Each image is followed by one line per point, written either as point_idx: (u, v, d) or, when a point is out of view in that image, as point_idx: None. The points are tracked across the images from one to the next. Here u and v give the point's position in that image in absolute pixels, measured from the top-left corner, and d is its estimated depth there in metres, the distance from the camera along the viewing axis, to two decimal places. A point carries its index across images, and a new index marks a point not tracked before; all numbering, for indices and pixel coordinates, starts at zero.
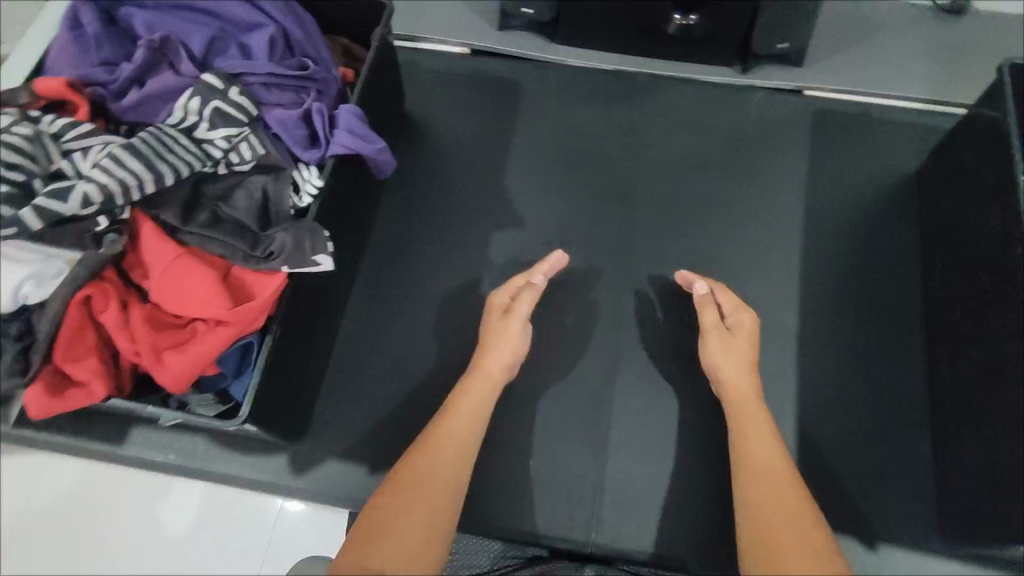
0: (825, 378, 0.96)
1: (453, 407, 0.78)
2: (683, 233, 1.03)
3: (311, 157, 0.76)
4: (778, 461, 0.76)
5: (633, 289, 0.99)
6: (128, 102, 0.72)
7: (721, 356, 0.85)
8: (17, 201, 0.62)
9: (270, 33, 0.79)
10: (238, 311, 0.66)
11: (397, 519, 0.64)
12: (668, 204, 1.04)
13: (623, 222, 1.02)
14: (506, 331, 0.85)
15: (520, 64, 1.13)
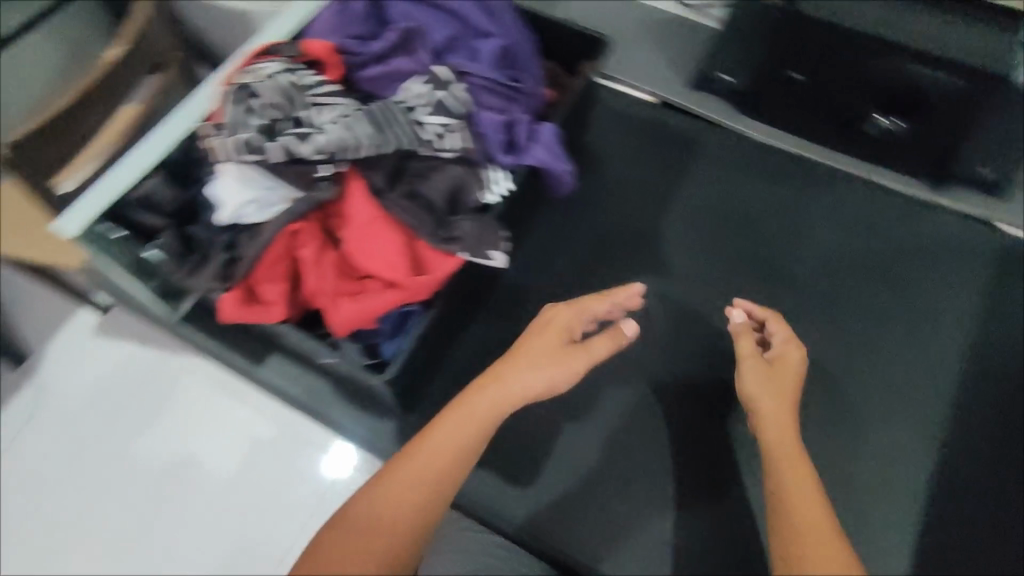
0: (947, 528, 0.88)
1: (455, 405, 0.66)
2: (825, 331, 1.00)
3: (506, 161, 0.84)
4: (797, 460, 0.66)
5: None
6: (372, 75, 0.83)
7: (755, 381, 0.73)
8: (267, 133, 0.73)
9: (500, 45, 0.89)
10: (411, 284, 0.74)
11: (366, 520, 0.58)
12: (817, 297, 1.02)
13: (765, 302, 1.02)
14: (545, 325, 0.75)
15: (703, 124, 1.16)
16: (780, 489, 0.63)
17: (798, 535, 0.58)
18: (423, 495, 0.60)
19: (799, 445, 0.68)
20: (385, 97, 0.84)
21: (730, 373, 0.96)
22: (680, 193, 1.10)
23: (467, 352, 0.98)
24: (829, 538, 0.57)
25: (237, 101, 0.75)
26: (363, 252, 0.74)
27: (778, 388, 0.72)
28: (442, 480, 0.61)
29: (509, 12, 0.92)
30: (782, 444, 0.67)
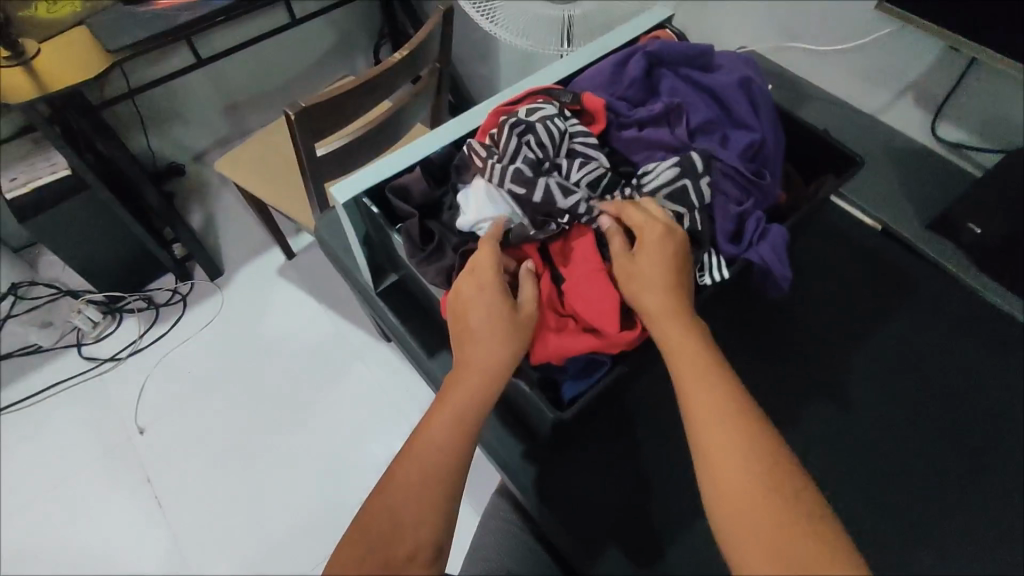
0: None
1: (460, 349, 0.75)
2: (1006, 524, 0.92)
3: (727, 250, 0.86)
4: (710, 408, 0.63)
5: (917, 541, 0.91)
6: (628, 137, 0.88)
7: (639, 275, 0.74)
8: (532, 172, 0.81)
9: (754, 139, 0.90)
10: (614, 335, 0.76)
11: (415, 468, 0.66)
12: (1004, 487, 0.95)
13: (943, 470, 0.96)
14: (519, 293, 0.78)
15: (926, 268, 1.13)
16: (690, 423, 0.64)
17: (714, 472, 0.60)
18: (460, 442, 0.69)
19: (727, 416, 0.63)
20: (632, 160, 0.89)
21: (884, 528, 0.92)
22: (877, 335, 1.08)
23: (623, 416, 1.05)
24: (731, 469, 0.59)
25: (515, 132, 0.82)
26: (577, 294, 0.78)
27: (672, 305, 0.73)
28: (465, 418, 0.70)
29: (771, 111, 0.94)
30: (697, 385, 0.66)
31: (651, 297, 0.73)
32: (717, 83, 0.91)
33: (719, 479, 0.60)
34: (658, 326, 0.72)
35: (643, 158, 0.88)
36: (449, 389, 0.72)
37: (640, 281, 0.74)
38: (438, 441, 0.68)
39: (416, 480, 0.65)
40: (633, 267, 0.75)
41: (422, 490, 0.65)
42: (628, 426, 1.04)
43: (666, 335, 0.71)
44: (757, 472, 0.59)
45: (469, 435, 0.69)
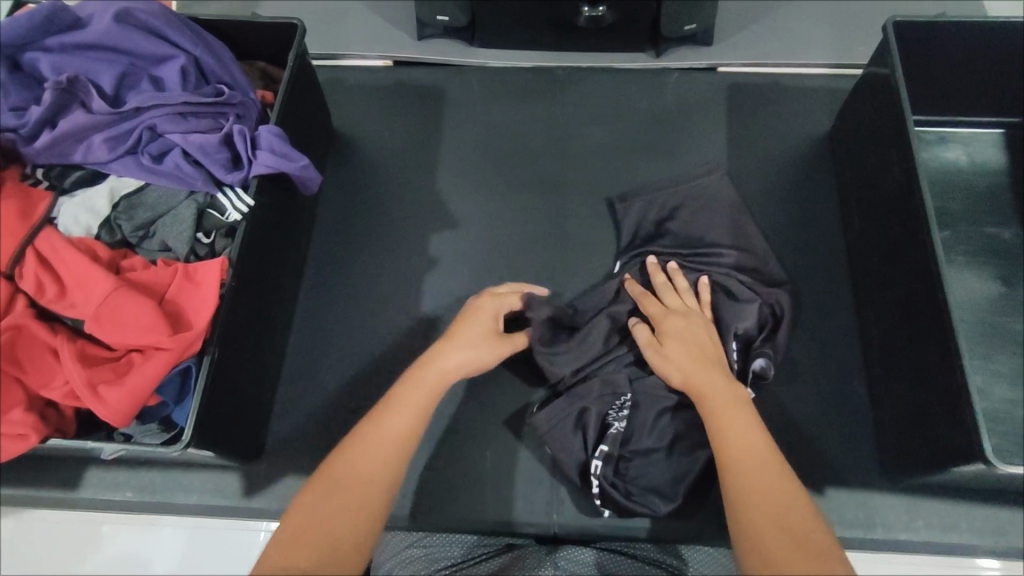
0: None
1: (714, 411, 0.74)
2: (613, 208, 1.06)
3: (234, 179, 0.79)
4: (742, 430, 0.72)
5: (574, 271, 1.01)
6: (42, 144, 0.74)
7: (678, 331, 0.82)
8: (629, 436, 0.85)
9: (182, 63, 0.81)
10: (178, 337, 0.67)
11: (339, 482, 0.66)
12: (597, 187, 1.08)
13: (553, 207, 1.06)
14: (689, 321, 0.84)
15: (445, 70, 1.18)
16: (736, 465, 0.69)
17: (747, 477, 0.68)
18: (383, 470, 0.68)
19: (759, 440, 0.71)
20: (74, 162, 0.77)
21: (544, 284, 1.00)
22: (449, 143, 1.11)
23: (297, 375, 0.92)
24: (773, 486, 0.67)
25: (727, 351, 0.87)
26: (105, 321, 0.66)
27: (696, 337, 0.82)
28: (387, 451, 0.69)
29: (178, 22, 0.84)
30: (730, 405, 0.74)
31: (693, 340, 0.82)
32: (94, 30, 0.79)
33: (755, 488, 0.67)
34: (678, 366, 0.79)
35: (84, 153, 0.76)
36: (401, 389, 0.75)
37: (673, 328, 0.83)
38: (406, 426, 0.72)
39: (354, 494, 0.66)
40: (674, 326, 0.83)
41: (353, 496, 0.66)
42: (308, 378, 0.92)
43: (687, 361, 0.79)
44: (771, 462, 0.69)
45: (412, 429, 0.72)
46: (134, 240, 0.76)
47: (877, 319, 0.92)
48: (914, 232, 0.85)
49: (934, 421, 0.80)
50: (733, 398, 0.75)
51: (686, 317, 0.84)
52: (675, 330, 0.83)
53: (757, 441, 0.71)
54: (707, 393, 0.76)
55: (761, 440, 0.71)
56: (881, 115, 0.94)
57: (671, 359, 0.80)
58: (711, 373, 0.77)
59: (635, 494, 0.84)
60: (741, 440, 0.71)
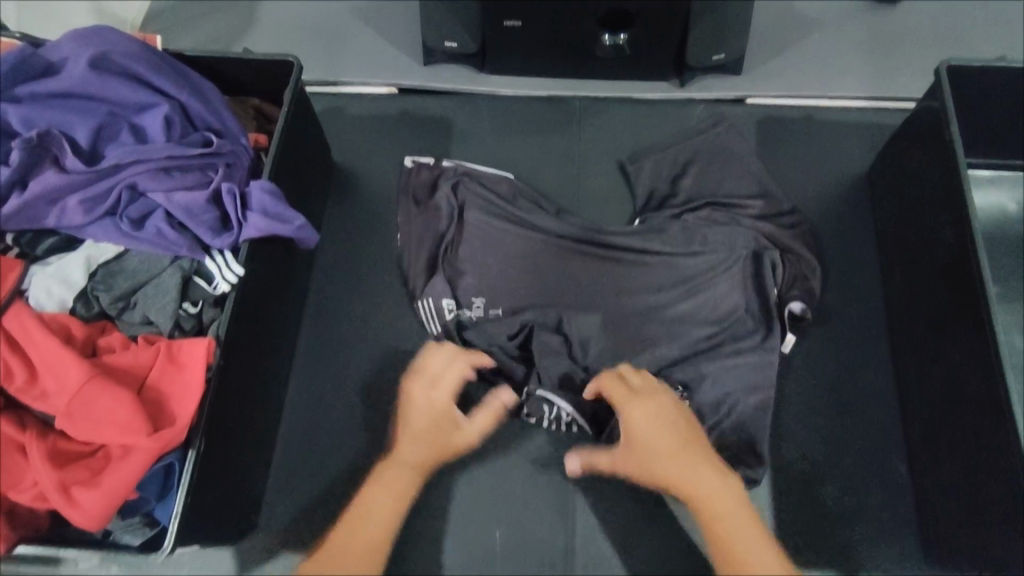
0: (800, 394, 0.89)
1: (719, 539, 0.69)
2: None
3: (223, 243, 0.72)
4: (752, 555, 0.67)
5: None
6: (10, 209, 0.67)
7: (635, 421, 0.75)
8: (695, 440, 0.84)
9: (165, 112, 0.74)
10: (158, 435, 0.60)
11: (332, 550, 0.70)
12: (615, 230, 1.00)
13: None
14: (639, 408, 0.76)
15: (453, 99, 1.10)
16: None
17: None
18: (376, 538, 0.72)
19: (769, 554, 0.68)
20: (46, 226, 0.70)
21: None
22: None
23: (292, 439, 0.86)
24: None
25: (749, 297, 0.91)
26: (78, 415, 0.60)
27: (658, 418, 0.75)
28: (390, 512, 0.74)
29: (162, 65, 0.77)
30: (734, 525, 0.70)
31: (656, 433, 0.75)
32: (69, 78, 0.72)
33: None
34: (658, 466, 0.74)
35: (57, 216, 0.69)
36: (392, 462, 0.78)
37: (635, 416, 0.76)
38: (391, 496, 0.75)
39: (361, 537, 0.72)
40: (636, 412, 0.76)
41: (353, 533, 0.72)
42: (303, 443, 0.86)
43: (663, 457, 0.73)
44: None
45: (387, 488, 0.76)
46: (114, 312, 0.69)
47: (920, 388, 0.85)
48: (965, 298, 0.78)
49: (987, 515, 0.73)
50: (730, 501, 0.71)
51: (645, 403, 0.76)
52: (629, 425, 0.76)
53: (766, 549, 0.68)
54: (709, 506, 0.71)
55: (750, 524, 0.70)
56: (930, 162, 0.86)
57: (638, 449, 0.75)
58: (705, 475, 0.72)
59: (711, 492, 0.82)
60: (725, 513, 0.70)
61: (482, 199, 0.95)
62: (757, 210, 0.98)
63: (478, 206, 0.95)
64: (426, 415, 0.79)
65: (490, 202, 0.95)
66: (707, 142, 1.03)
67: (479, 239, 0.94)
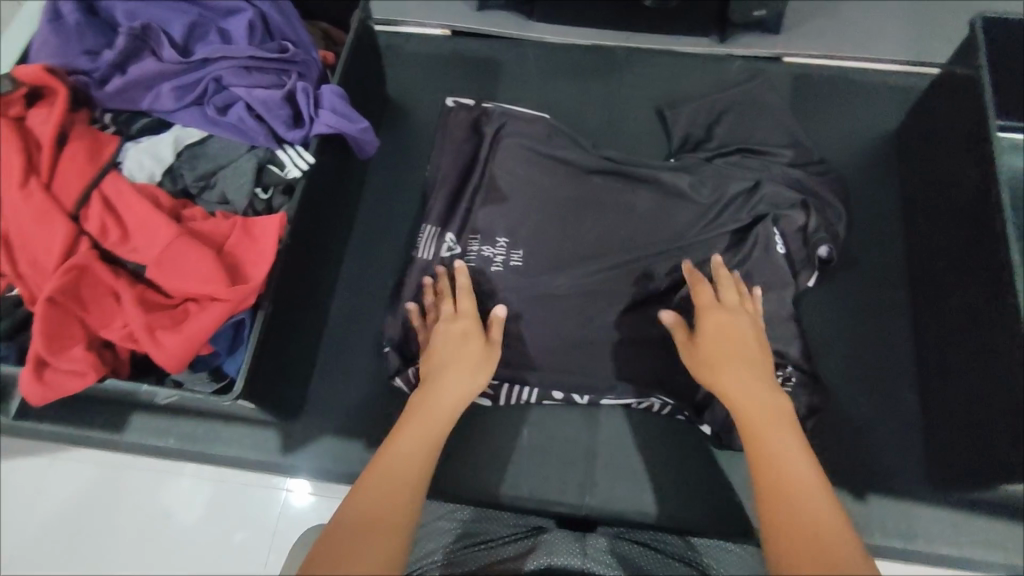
0: (819, 328, 0.94)
1: (754, 435, 0.67)
2: None
3: (295, 137, 0.79)
4: (787, 462, 0.64)
5: None
6: (112, 89, 0.76)
7: (710, 329, 0.75)
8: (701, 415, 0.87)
9: (249, 17, 0.81)
10: (235, 289, 0.67)
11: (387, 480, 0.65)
12: None
13: None
14: (731, 321, 0.76)
15: (502, 44, 1.16)
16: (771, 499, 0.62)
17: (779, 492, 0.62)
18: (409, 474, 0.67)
19: (809, 472, 0.64)
20: (140, 108, 0.78)
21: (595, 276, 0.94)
22: None
23: (340, 336, 0.93)
24: (804, 492, 0.62)
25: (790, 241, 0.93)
26: (166, 266, 0.67)
27: (741, 351, 0.73)
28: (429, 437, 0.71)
29: None
30: (777, 436, 0.66)
31: (726, 341, 0.74)
32: None
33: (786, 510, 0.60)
34: (715, 371, 0.73)
35: (151, 100, 0.77)
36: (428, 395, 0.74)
37: (717, 322, 0.76)
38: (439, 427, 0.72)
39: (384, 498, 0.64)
40: (714, 316, 0.76)
41: (403, 496, 0.64)
42: (350, 340, 0.93)
43: (721, 353, 0.73)
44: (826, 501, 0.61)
45: (431, 438, 0.71)
46: (194, 190, 0.76)
47: (936, 328, 0.89)
48: (985, 238, 0.82)
49: (991, 435, 0.77)
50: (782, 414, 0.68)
51: (730, 313, 0.77)
52: (710, 333, 0.75)
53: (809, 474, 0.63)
54: (751, 419, 0.68)
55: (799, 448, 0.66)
56: (960, 117, 0.90)
57: (709, 355, 0.74)
58: (755, 389, 0.71)
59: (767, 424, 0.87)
60: (761, 432, 0.67)
61: (526, 134, 0.98)
62: (788, 159, 1.01)
63: (513, 140, 0.97)
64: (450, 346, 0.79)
65: (526, 138, 0.98)
66: (743, 93, 1.07)
67: (519, 172, 0.96)
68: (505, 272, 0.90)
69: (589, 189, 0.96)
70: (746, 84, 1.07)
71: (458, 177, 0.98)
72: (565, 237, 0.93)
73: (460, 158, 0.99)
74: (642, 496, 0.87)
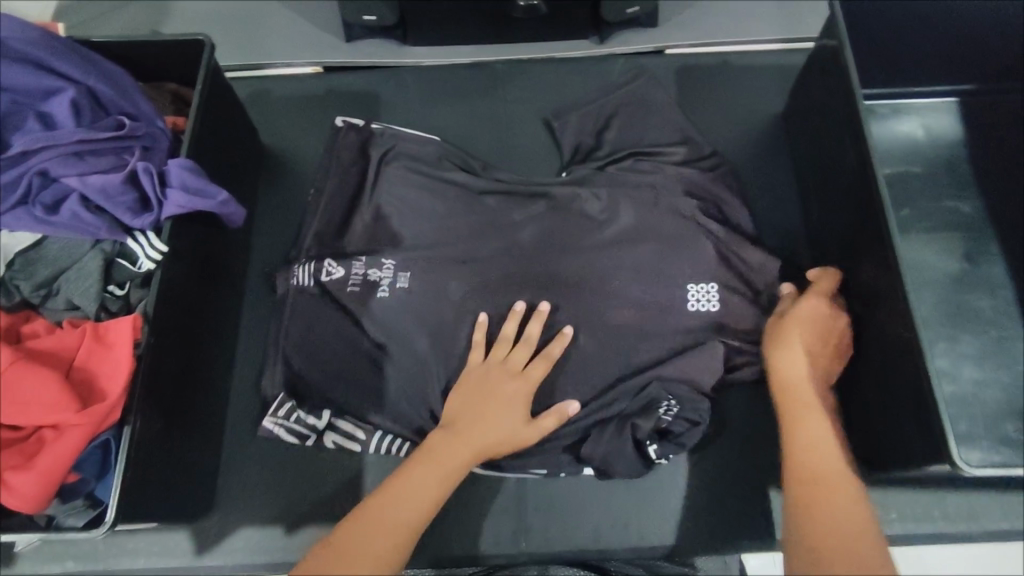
0: None
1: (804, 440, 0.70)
2: None
3: (144, 223, 0.72)
4: (836, 474, 0.67)
5: None
6: None
7: (799, 327, 0.78)
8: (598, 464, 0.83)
9: (72, 97, 0.73)
10: (90, 411, 0.61)
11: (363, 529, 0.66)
12: None
13: None
14: (816, 322, 0.79)
15: (378, 73, 1.11)
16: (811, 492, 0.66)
17: (818, 500, 0.65)
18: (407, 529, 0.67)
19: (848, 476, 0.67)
20: None
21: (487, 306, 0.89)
22: None
23: (241, 417, 0.87)
24: (840, 500, 0.64)
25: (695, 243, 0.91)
26: (3, 401, 0.59)
27: (814, 342, 0.78)
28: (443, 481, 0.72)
29: (64, 49, 0.75)
30: (834, 441, 0.69)
31: (819, 347, 0.77)
32: None
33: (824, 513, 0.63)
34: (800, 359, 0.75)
35: None
36: (440, 443, 0.75)
37: (809, 315, 0.79)
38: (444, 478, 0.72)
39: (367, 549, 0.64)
40: (804, 311, 0.79)
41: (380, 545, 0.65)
42: (252, 419, 0.86)
43: (812, 355, 0.76)
44: (864, 508, 0.64)
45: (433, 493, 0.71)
46: (36, 300, 0.69)
47: (841, 311, 0.90)
48: (870, 218, 0.82)
49: (902, 418, 0.78)
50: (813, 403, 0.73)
51: (820, 314, 0.80)
52: (792, 329, 0.78)
53: (838, 460, 0.68)
54: (813, 417, 0.72)
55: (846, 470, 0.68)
56: (834, 96, 0.90)
57: (786, 344, 0.77)
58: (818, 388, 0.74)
59: (671, 439, 0.81)
60: (818, 440, 0.70)
61: (408, 171, 0.93)
62: (681, 157, 0.99)
63: (395, 173, 0.93)
64: (515, 401, 0.78)
65: (412, 167, 0.94)
66: (628, 93, 1.04)
67: (408, 213, 0.91)
68: (393, 319, 0.86)
69: (483, 220, 0.92)
70: (630, 82, 1.05)
71: (341, 212, 0.93)
72: (460, 271, 0.89)
73: (339, 201, 0.93)
74: (579, 530, 0.85)
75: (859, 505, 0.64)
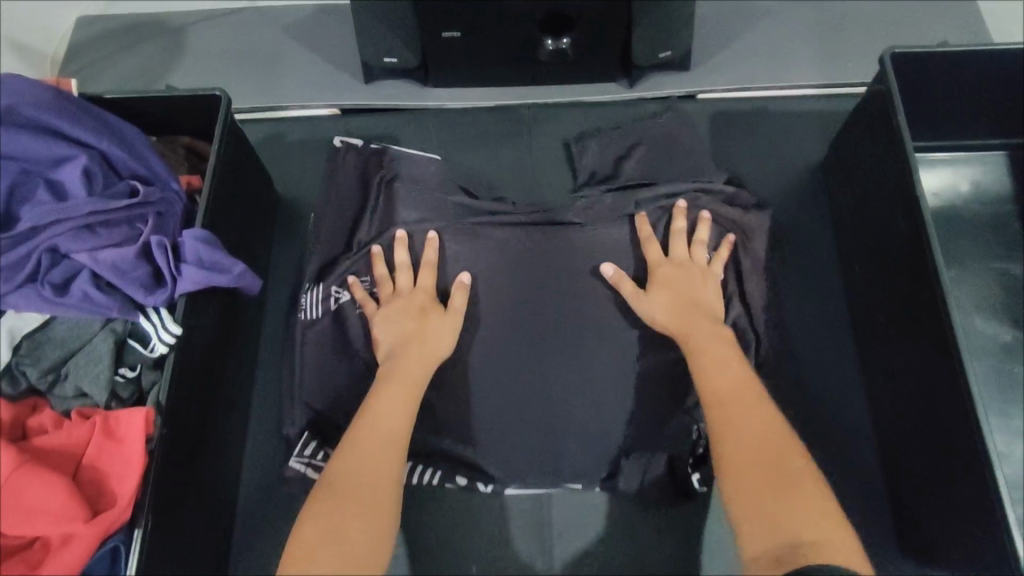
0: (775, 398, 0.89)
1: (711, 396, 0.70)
2: None
3: (157, 300, 0.68)
4: (741, 413, 0.68)
5: None
6: None
7: (664, 294, 0.80)
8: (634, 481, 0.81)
9: (84, 165, 0.69)
10: (98, 521, 0.57)
11: (343, 483, 0.63)
12: None
13: None
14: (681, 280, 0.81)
15: (398, 117, 1.07)
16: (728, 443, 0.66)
17: (748, 451, 0.65)
18: (387, 475, 0.65)
19: (757, 411, 0.68)
20: None
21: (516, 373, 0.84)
22: None
23: (258, 489, 0.83)
24: (765, 436, 0.66)
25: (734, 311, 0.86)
26: (6, 509, 0.55)
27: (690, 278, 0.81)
28: (395, 436, 0.67)
29: (75, 111, 0.71)
30: (726, 386, 0.70)
31: (684, 296, 0.79)
32: None
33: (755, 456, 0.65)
34: (666, 318, 0.78)
35: None
36: (377, 398, 0.70)
37: (668, 275, 0.81)
38: (402, 429, 0.68)
39: (348, 499, 0.62)
40: (664, 262, 0.82)
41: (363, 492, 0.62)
42: (269, 493, 0.83)
43: (677, 308, 0.78)
44: (788, 442, 0.66)
45: (396, 432, 0.68)
46: (43, 386, 0.65)
47: (888, 385, 0.86)
48: (924, 293, 0.77)
49: (962, 518, 0.73)
50: (740, 382, 0.70)
51: (681, 268, 0.82)
52: (664, 285, 0.81)
53: (747, 393, 0.70)
54: (705, 367, 0.72)
55: (756, 406, 0.69)
56: (882, 157, 0.86)
57: (665, 308, 0.79)
58: (693, 323, 0.77)
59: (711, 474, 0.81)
60: (725, 381, 0.71)
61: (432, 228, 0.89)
62: None
63: (411, 226, 0.87)
64: (420, 305, 0.79)
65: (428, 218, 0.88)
66: (658, 125, 0.99)
67: None
68: None
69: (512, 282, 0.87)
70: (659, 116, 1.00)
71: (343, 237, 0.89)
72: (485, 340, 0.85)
73: None
74: None
75: (784, 442, 0.66)
